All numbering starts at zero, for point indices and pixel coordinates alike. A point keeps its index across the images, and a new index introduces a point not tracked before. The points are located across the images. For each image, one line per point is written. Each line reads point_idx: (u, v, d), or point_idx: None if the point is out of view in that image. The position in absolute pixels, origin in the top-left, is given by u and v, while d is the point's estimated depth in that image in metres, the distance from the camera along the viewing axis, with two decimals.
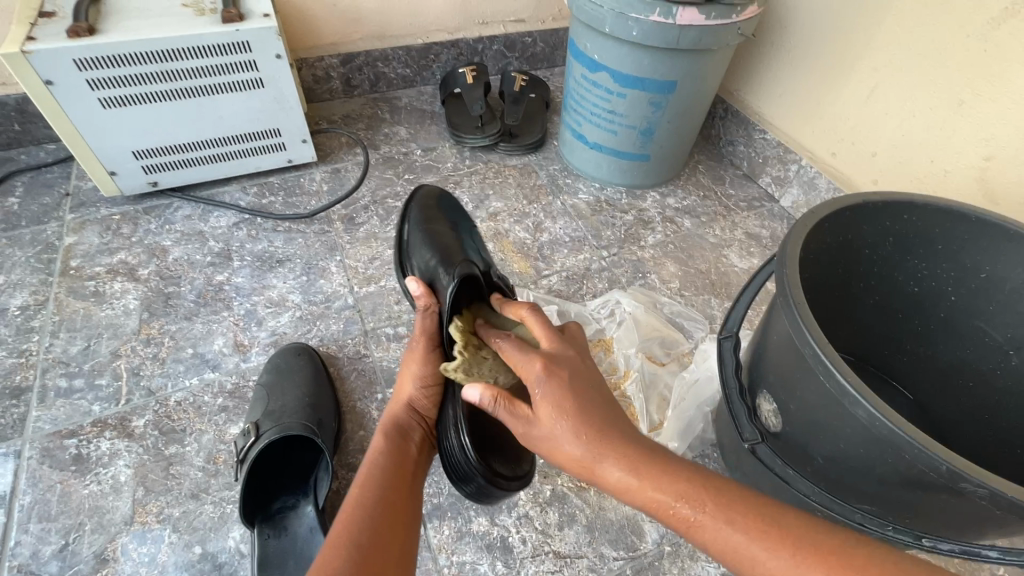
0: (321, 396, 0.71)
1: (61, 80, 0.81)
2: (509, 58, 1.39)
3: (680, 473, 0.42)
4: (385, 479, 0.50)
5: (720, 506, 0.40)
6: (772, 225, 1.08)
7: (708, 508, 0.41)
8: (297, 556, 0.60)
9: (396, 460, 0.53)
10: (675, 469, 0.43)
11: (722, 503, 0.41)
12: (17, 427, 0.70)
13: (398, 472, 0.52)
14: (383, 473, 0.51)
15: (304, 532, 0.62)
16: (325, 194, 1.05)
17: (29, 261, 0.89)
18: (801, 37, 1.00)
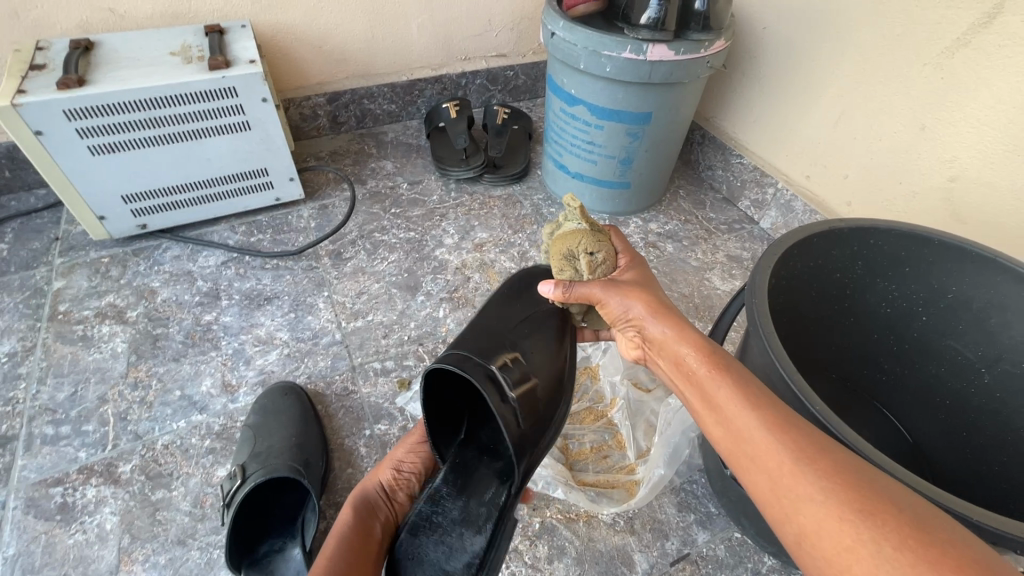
0: (309, 435, 0.71)
1: (51, 131, 0.83)
2: (492, 91, 1.43)
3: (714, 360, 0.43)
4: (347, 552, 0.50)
5: (775, 432, 0.37)
6: (753, 247, 1.11)
7: (807, 467, 0.35)
8: None
9: (358, 545, 0.51)
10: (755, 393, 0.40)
11: (822, 471, 0.35)
12: (2, 477, 0.70)
13: (361, 551, 0.51)
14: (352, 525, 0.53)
15: None
16: (313, 230, 1.07)
17: (18, 307, 0.90)
18: (770, 66, 1.04)
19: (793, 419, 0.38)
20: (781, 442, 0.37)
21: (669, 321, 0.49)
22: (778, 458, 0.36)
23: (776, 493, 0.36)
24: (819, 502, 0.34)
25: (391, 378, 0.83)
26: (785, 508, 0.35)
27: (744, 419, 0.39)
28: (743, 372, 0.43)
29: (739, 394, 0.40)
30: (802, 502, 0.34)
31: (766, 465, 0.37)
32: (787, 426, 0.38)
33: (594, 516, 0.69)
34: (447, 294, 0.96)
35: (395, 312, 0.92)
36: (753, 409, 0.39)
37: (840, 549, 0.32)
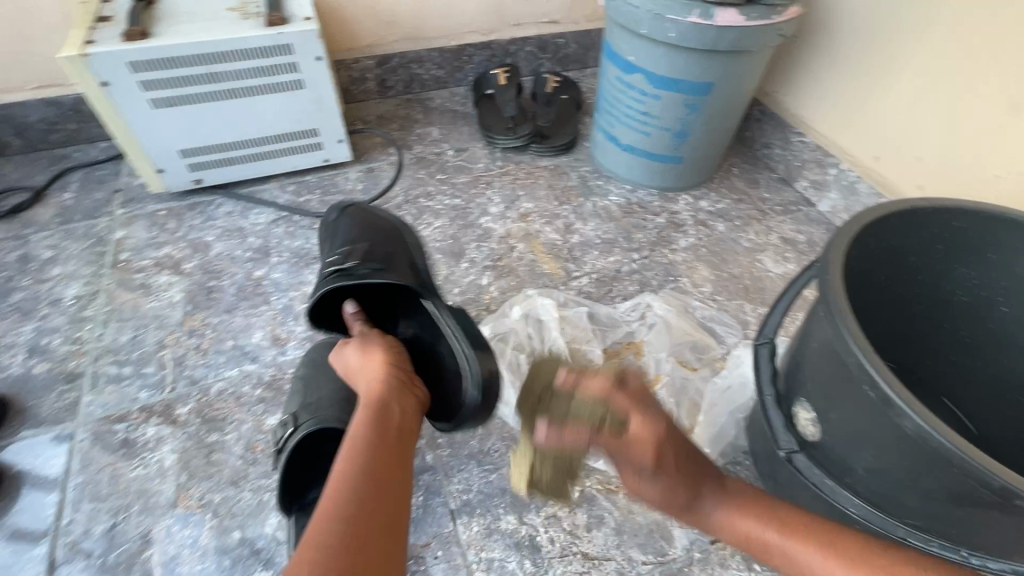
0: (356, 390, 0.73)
1: (116, 81, 0.85)
2: (541, 59, 1.39)
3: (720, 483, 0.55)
4: (372, 451, 0.50)
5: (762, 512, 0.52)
6: (809, 230, 1.06)
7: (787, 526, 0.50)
8: None
9: (378, 457, 0.50)
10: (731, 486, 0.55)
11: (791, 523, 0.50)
12: (71, 410, 0.74)
13: (390, 446, 0.52)
14: (368, 447, 0.50)
15: None
16: (359, 193, 1.08)
17: (82, 253, 0.94)
18: (844, 37, 0.98)
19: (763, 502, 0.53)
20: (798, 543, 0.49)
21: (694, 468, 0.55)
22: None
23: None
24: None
25: None
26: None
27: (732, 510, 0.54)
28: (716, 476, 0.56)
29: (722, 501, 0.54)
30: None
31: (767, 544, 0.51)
32: (847, 555, 0.46)
33: None
34: (492, 262, 0.96)
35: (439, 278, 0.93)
36: (806, 547, 0.48)
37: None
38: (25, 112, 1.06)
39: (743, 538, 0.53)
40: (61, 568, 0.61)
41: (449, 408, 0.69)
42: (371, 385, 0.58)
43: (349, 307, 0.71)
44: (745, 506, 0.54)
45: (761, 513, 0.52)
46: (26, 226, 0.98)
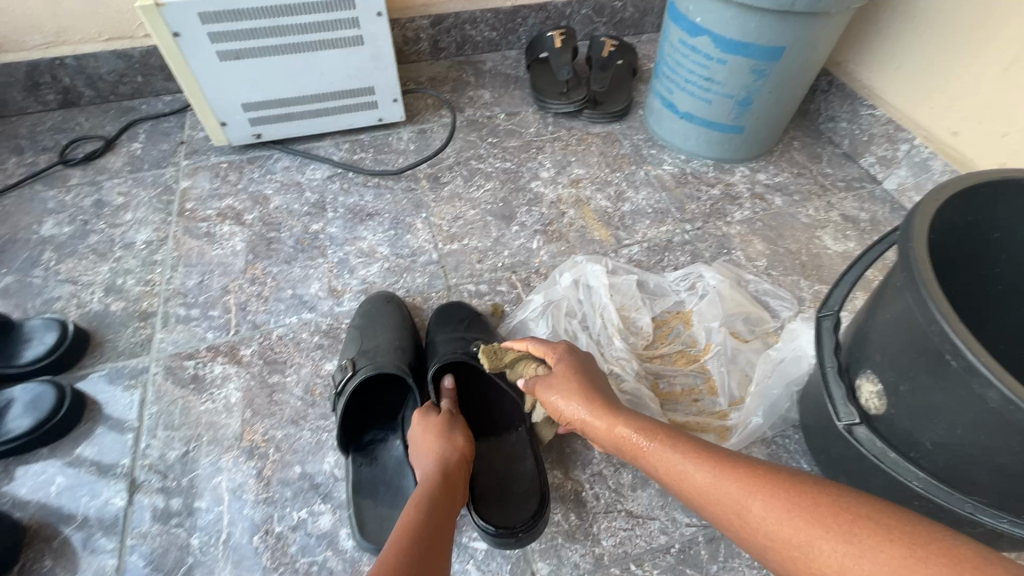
0: (407, 339, 0.75)
1: (186, 33, 0.87)
2: (597, 24, 1.35)
3: (675, 437, 0.50)
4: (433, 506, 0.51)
5: (717, 463, 0.46)
6: (872, 208, 1.02)
7: (744, 477, 0.44)
8: (388, 484, 0.64)
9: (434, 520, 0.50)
10: (682, 438, 0.50)
11: (741, 472, 0.45)
12: (145, 345, 0.78)
13: (449, 509, 0.53)
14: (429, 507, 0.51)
15: (394, 463, 0.66)
16: (412, 153, 1.09)
17: (151, 201, 0.98)
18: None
19: (717, 452, 0.47)
20: (751, 497, 0.43)
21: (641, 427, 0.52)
22: (722, 491, 0.44)
23: (741, 522, 0.43)
24: (777, 532, 0.40)
25: (486, 301, 0.85)
26: (748, 533, 0.42)
27: (680, 459, 0.48)
28: (673, 432, 0.51)
29: (674, 450, 0.49)
30: (755, 524, 0.42)
31: (722, 507, 0.44)
32: (737, 469, 0.45)
33: None
34: (542, 227, 0.96)
35: (490, 239, 0.93)
36: (699, 461, 0.47)
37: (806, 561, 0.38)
38: (97, 64, 1.10)
39: (636, 456, 0.51)
40: (141, 486, 0.66)
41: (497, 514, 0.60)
42: (442, 463, 0.58)
43: (449, 382, 0.69)
44: (651, 430, 0.51)
45: (669, 435, 0.50)
46: (99, 173, 1.02)
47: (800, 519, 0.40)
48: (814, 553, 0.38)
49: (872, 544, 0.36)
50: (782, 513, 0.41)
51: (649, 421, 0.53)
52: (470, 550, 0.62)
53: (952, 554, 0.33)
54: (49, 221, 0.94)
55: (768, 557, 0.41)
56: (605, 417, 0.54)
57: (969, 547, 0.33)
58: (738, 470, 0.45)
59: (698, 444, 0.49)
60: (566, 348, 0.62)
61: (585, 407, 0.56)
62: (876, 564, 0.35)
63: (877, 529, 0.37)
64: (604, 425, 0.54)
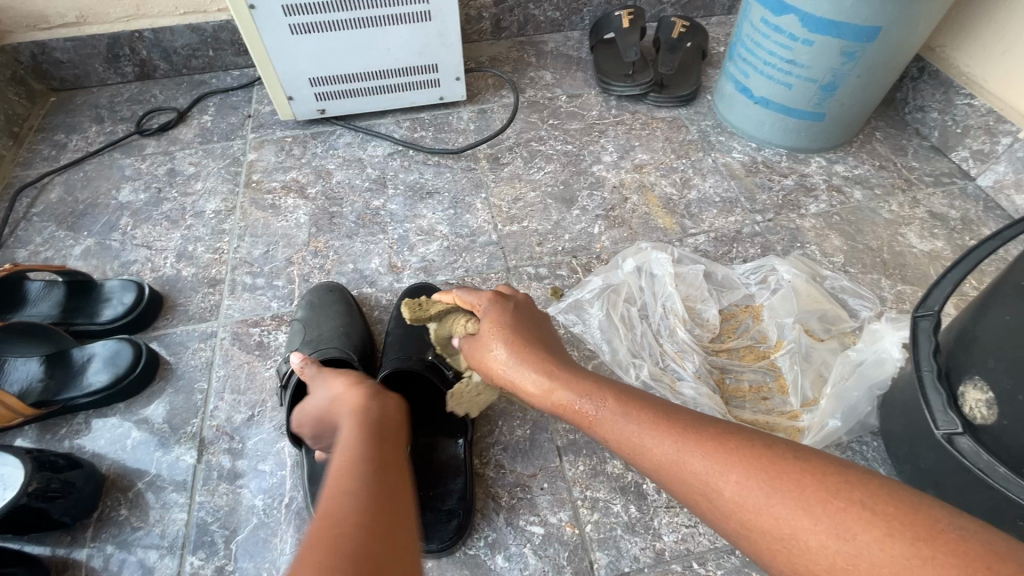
0: (354, 327, 0.75)
1: (262, 5, 0.88)
2: (665, 4, 1.30)
3: (623, 400, 0.46)
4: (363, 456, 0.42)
5: (682, 433, 0.41)
6: (963, 206, 0.94)
7: (709, 447, 0.39)
8: None
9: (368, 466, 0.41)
10: (635, 403, 0.45)
11: (705, 443, 0.40)
12: (213, 311, 0.81)
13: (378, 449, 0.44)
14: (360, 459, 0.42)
15: None
16: (472, 132, 1.07)
17: (220, 172, 1.00)
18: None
19: (679, 420, 0.43)
20: (720, 471, 0.38)
21: (585, 389, 0.47)
22: (688, 467, 0.39)
23: (710, 500, 0.38)
24: (753, 512, 0.36)
25: (544, 285, 0.83)
26: (718, 512, 0.38)
27: (636, 429, 0.43)
28: (619, 394, 0.46)
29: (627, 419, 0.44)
30: (729, 504, 0.37)
31: (689, 482, 0.39)
32: (700, 438, 0.40)
33: None
34: (604, 212, 0.93)
35: (550, 222, 0.91)
36: (658, 432, 0.42)
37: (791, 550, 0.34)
38: (172, 37, 1.14)
39: (586, 425, 0.47)
40: (208, 446, 0.68)
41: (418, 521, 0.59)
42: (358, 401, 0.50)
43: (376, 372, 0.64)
44: (598, 394, 0.47)
45: (618, 400, 0.46)
46: (172, 144, 1.06)
47: (780, 503, 0.35)
48: (798, 543, 0.34)
49: (868, 539, 0.31)
50: (759, 491, 0.36)
51: (593, 381, 0.48)
52: (527, 533, 0.61)
53: (962, 554, 0.29)
54: (126, 188, 0.98)
55: (740, 540, 0.37)
56: (547, 381, 0.50)
57: (978, 542, 0.29)
58: (705, 440, 0.40)
59: (654, 410, 0.45)
60: (493, 297, 0.57)
61: (522, 366, 0.51)
62: (872, 560, 0.31)
63: (873, 519, 0.32)
64: (546, 388, 0.50)
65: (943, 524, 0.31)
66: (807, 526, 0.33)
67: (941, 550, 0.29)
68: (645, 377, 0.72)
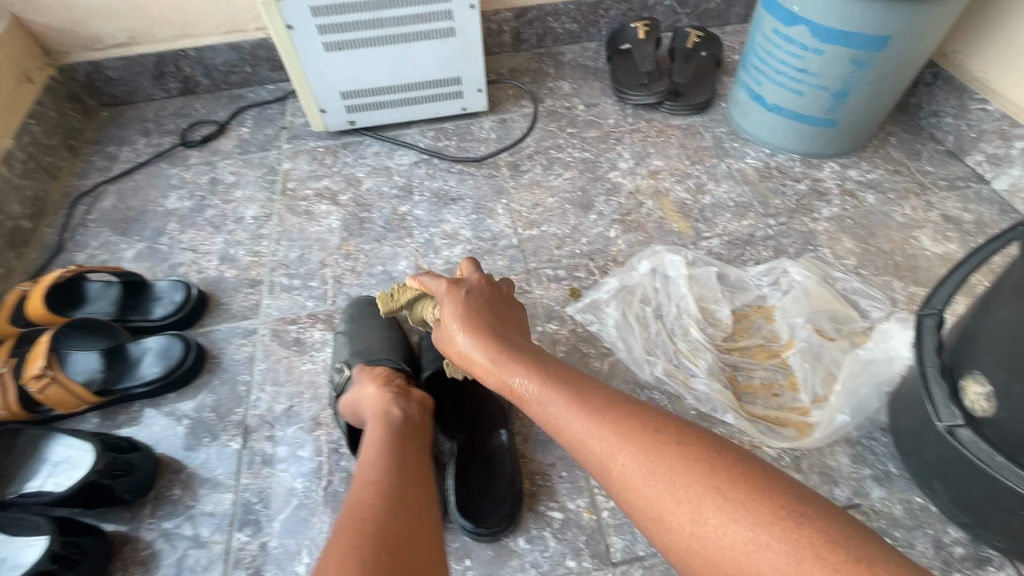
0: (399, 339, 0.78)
1: (299, 26, 0.94)
2: (680, 14, 1.33)
3: (549, 380, 0.52)
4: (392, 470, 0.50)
5: (592, 412, 0.47)
6: (978, 209, 0.96)
7: (612, 428, 0.45)
8: None
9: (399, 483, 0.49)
10: (558, 383, 0.51)
11: (609, 424, 0.46)
12: (254, 309, 0.87)
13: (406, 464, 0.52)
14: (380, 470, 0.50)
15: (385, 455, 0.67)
16: (493, 141, 1.12)
17: (258, 180, 1.07)
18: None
19: (593, 400, 0.48)
20: (619, 449, 0.44)
21: (522, 369, 0.54)
22: (591, 441, 0.46)
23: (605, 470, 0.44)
24: (638, 487, 0.42)
25: (563, 286, 0.87)
26: (613, 484, 0.44)
27: (557, 406, 0.50)
28: (549, 376, 0.53)
29: (553, 396, 0.50)
30: (622, 479, 0.43)
31: (594, 456, 0.46)
32: (608, 420, 0.46)
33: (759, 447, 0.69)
34: (619, 216, 0.97)
35: (568, 227, 0.95)
36: (573, 411, 0.48)
37: (660, 522, 0.40)
38: (214, 55, 1.22)
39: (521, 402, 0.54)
40: (251, 433, 0.73)
41: (471, 508, 0.63)
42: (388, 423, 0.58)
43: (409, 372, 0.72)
44: (534, 376, 0.53)
45: (548, 380, 0.52)
46: (214, 154, 1.13)
47: (658, 481, 0.41)
48: (665, 518, 0.40)
49: (719, 521, 0.38)
50: (643, 469, 0.42)
51: (529, 363, 0.55)
52: (547, 519, 0.65)
53: (796, 539, 0.35)
54: (172, 196, 1.05)
55: (626, 507, 0.44)
56: (495, 363, 0.57)
57: (811, 528, 0.35)
58: (608, 424, 0.46)
59: (576, 390, 0.50)
60: (455, 284, 0.64)
61: (476, 351, 0.59)
62: (720, 538, 0.37)
63: (727, 504, 0.38)
64: (494, 369, 0.56)
65: (797, 513, 0.36)
66: (677, 503, 0.40)
67: (776, 535, 0.35)
68: (659, 374, 0.75)
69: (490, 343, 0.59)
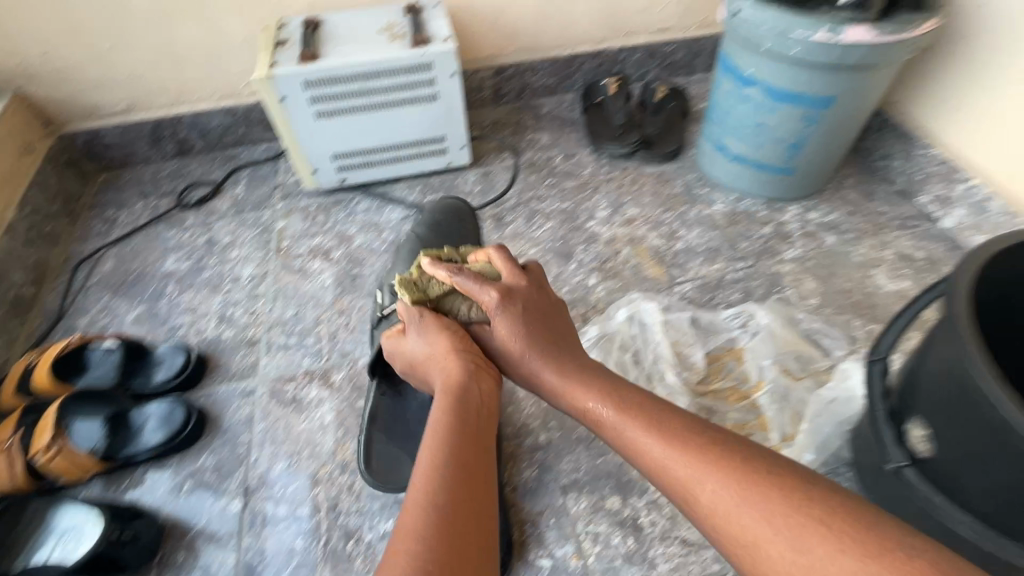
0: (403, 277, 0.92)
1: (291, 98, 1.01)
2: (649, 66, 1.43)
3: (628, 408, 0.58)
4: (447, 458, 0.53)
5: (677, 442, 0.53)
6: (929, 247, 1.03)
7: (700, 461, 0.51)
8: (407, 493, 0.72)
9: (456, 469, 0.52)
10: (645, 411, 0.58)
11: (693, 454, 0.52)
12: (252, 369, 0.91)
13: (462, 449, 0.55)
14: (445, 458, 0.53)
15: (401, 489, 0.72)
16: (477, 195, 1.19)
17: (253, 240, 1.12)
18: (1003, 35, 0.90)
19: (678, 432, 0.54)
20: (705, 479, 0.50)
21: (619, 399, 0.59)
22: (671, 464, 0.52)
23: (676, 486, 0.51)
24: (728, 518, 0.48)
25: None
26: (697, 513, 0.50)
27: (642, 434, 0.56)
28: (636, 404, 0.59)
29: (641, 433, 0.56)
30: (710, 507, 0.49)
31: (679, 484, 0.51)
32: (690, 450, 0.52)
33: None
34: (598, 264, 1.03)
35: (550, 276, 1.01)
36: (657, 440, 0.55)
37: (749, 552, 0.46)
38: (209, 119, 1.28)
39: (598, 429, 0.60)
40: (253, 493, 0.77)
41: None
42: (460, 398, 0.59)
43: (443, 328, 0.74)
44: (615, 406, 0.59)
45: (626, 412, 0.58)
46: (209, 215, 1.18)
47: (750, 510, 0.47)
48: (760, 547, 0.45)
49: (826, 551, 0.42)
50: (734, 500, 0.48)
51: (612, 391, 0.61)
52: (537, 566, 0.69)
53: (874, 555, 0.40)
54: (170, 258, 1.10)
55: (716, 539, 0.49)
56: (567, 385, 0.63)
57: (887, 551, 0.40)
58: (696, 458, 0.51)
59: (660, 421, 0.56)
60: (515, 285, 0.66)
61: (551, 375, 0.64)
62: (822, 565, 0.42)
63: (806, 528, 0.44)
64: (570, 393, 0.62)
65: (899, 546, 0.40)
66: (760, 526, 0.45)
67: (863, 555, 0.41)
68: None
69: (556, 361, 0.65)
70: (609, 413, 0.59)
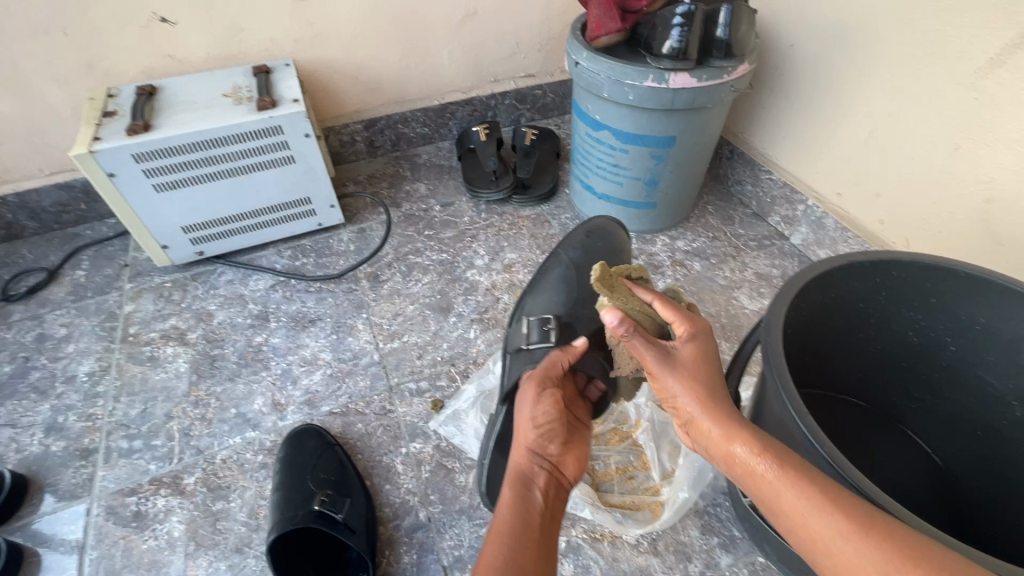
0: None
1: (122, 172, 0.92)
2: (521, 110, 1.46)
3: (757, 438, 0.49)
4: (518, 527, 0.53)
5: (787, 475, 0.45)
6: (783, 264, 1.11)
7: (813, 495, 0.43)
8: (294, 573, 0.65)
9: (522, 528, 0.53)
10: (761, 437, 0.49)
11: (810, 487, 0.44)
12: (86, 486, 0.78)
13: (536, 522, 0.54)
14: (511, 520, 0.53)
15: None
16: (352, 254, 1.14)
17: (94, 329, 1.00)
18: (810, 72, 1.01)
19: (794, 463, 0.46)
20: (816, 510, 0.42)
21: (738, 421, 0.51)
22: (829, 534, 0.41)
23: (822, 554, 0.42)
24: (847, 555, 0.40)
25: (425, 399, 0.88)
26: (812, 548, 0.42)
27: (755, 462, 0.47)
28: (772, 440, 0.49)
29: (768, 469, 0.46)
30: (823, 541, 0.41)
31: (797, 522, 0.43)
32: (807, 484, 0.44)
33: (619, 536, 0.72)
34: (478, 315, 1.01)
35: (429, 333, 0.98)
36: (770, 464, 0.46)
37: None
38: (40, 197, 1.14)
39: (746, 476, 0.48)
40: None
41: None
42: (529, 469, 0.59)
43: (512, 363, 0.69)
44: (751, 439, 0.49)
45: (747, 437, 0.49)
46: (42, 306, 1.04)
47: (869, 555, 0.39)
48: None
49: None
50: (839, 527, 0.41)
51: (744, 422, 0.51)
52: None
53: None
54: None
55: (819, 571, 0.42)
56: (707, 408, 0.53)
57: None
58: (811, 493, 0.43)
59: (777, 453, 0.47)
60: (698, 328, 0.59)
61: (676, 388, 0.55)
62: None
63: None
64: (720, 433, 0.51)
65: None
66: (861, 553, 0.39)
67: None
68: None
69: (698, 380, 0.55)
70: (742, 447, 0.49)
